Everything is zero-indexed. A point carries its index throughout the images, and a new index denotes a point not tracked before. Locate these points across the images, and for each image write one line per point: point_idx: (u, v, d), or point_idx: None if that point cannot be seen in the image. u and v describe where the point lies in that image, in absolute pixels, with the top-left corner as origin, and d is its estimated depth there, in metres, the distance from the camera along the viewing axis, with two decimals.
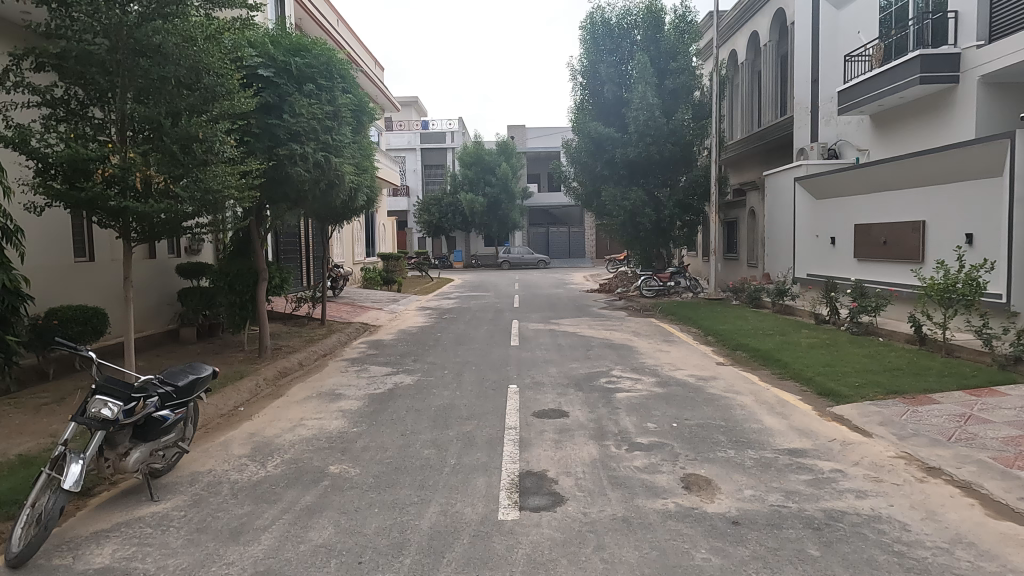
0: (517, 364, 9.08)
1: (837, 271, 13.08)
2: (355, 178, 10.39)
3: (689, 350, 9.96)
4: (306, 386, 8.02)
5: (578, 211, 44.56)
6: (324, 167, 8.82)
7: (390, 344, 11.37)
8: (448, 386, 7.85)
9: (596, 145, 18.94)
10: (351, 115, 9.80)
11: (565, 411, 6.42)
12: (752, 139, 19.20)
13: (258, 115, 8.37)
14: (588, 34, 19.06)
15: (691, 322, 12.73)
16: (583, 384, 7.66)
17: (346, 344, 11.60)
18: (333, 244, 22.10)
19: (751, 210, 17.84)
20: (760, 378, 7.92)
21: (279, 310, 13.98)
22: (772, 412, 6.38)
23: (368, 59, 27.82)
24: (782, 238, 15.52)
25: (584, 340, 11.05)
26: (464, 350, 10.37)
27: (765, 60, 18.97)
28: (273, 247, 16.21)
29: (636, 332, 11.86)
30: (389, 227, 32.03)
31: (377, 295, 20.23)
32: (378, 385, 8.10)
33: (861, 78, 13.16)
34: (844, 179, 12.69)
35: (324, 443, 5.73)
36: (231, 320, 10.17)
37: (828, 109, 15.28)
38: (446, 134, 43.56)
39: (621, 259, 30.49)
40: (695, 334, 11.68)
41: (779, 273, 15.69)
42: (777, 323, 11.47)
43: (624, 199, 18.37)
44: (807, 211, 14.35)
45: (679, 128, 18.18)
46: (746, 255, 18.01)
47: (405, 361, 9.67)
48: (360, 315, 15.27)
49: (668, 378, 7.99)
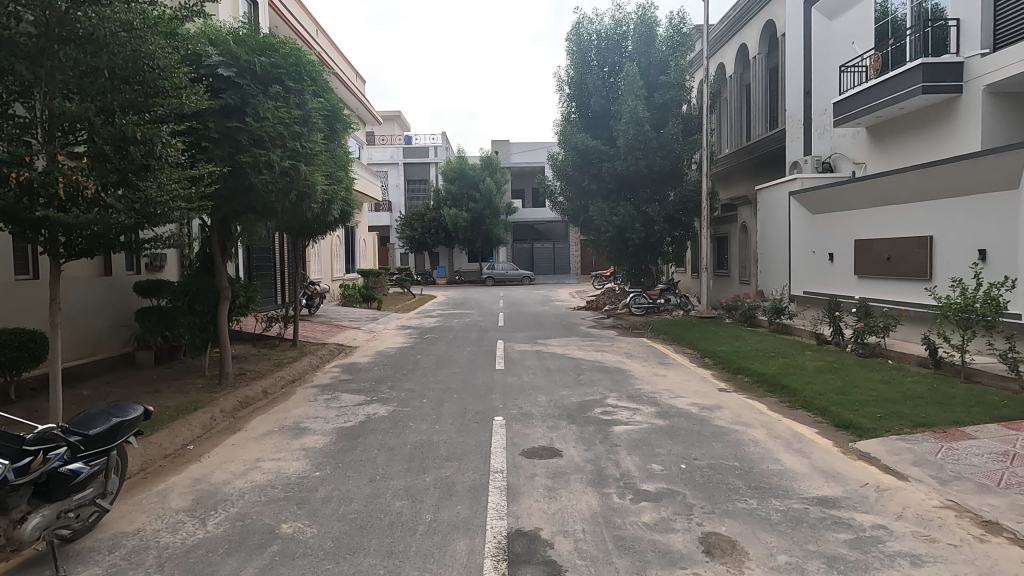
0: (502, 391, 8.32)
1: (837, 289, 12.52)
2: (327, 189, 9.63)
3: (686, 374, 9.26)
4: (268, 419, 7.19)
5: (563, 226, 44.06)
6: (292, 176, 8.08)
7: (365, 368, 10.55)
8: (427, 417, 7.06)
9: (583, 159, 18.36)
10: (323, 122, 9.07)
11: (558, 450, 5.68)
12: (742, 153, 18.77)
13: (217, 118, 7.60)
14: (575, 45, 18.63)
15: (686, 343, 12.05)
16: (576, 415, 6.92)
17: (318, 368, 10.76)
18: (310, 260, 21.24)
19: (742, 225, 17.29)
20: (768, 408, 7.24)
21: (247, 330, 13.11)
22: (790, 450, 5.68)
23: (348, 71, 27.13)
24: (776, 254, 14.96)
25: (574, 363, 10.31)
26: (445, 375, 9.59)
27: (753, 73, 18.60)
28: (244, 263, 15.35)
29: (628, 354, 11.17)
30: (370, 243, 31.24)
31: (356, 313, 19.38)
32: (348, 417, 7.30)
33: (858, 89, 12.70)
34: (842, 192, 12.18)
35: (279, 492, 4.92)
36: (191, 343, 9.31)
37: (822, 122, 14.85)
38: (429, 149, 42.96)
39: (607, 275, 29.94)
40: (691, 356, 11.00)
41: (773, 290, 15.11)
42: (777, 344, 10.83)
43: (613, 214, 17.75)
44: (802, 227, 13.83)
45: (669, 141, 17.61)
46: (738, 271, 17.45)
47: (381, 388, 8.88)
48: (335, 336, 14.42)
49: (669, 407, 7.27)
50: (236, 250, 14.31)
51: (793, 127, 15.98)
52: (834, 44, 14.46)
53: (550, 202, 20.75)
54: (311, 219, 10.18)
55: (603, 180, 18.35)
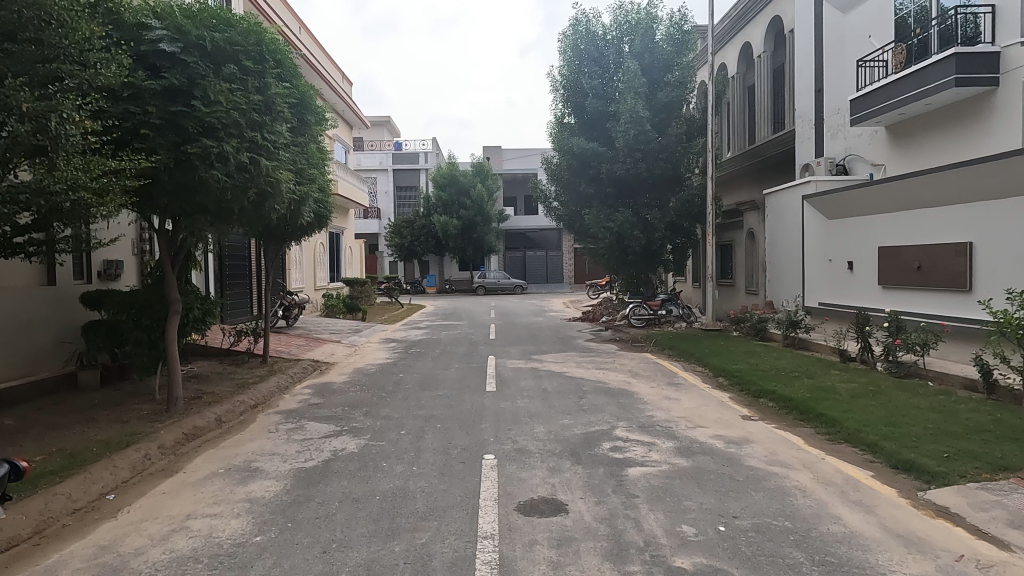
0: (494, 420, 7.19)
1: (858, 300, 11.54)
2: (297, 188, 8.59)
3: (702, 398, 8.18)
4: (215, 458, 6.04)
5: (557, 234, 43.02)
6: (250, 170, 7.03)
7: (340, 389, 9.40)
8: (404, 455, 5.95)
9: (580, 162, 17.37)
10: (290, 111, 8.02)
11: (563, 504, 4.58)
12: (747, 156, 17.86)
13: (160, 101, 6.49)
14: (571, 42, 17.62)
15: (696, 359, 11.00)
16: (581, 453, 5.83)
17: (287, 389, 9.61)
18: (291, 267, 20.07)
19: (749, 231, 16.26)
20: (806, 442, 6.17)
21: (211, 345, 11.94)
22: (849, 503, 4.60)
23: (334, 72, 26.09)
24: (788, 263, 13.96)
25: (575, 383, 9.21)
26: (429, 399, 8.47)
27: (759, 73, 17.77)
28: (214, 269, 14.21)
29: (633, 372, 10.10)
30: (357, 251, 30.03)
31: (338, 324, 18.20)
32: (311, 453, 6.17)
33: (880, 84, 11.78)
34: (863, 195, 11.23)
35: (203, 568, 3.77)
36: (140, 364, 8.14)
37: (835, 122, 13.97)
38: (419, 155, 41.87)
39: (603, 285, 28.96)
40: (703, 375, 9.95)
41: (784, 300, 14.09)
42: (799, 363, 9.79)
43: (611, 219, 16.77)
44: (817, 232, 12.85)
45: (671, 143, 16.64)
46: (744, 281, 16.43)
47: (354, 415, 7.73)
48: (312, 350, 13.24)
49: (690, 442, 6.18)
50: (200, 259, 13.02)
51: (803, 128, 15.06)
52: (848, 39, 13.56)
53: (544, 207, 19.73)
54: (278, 221, 9.12)
55: (601, 184, 17.37)
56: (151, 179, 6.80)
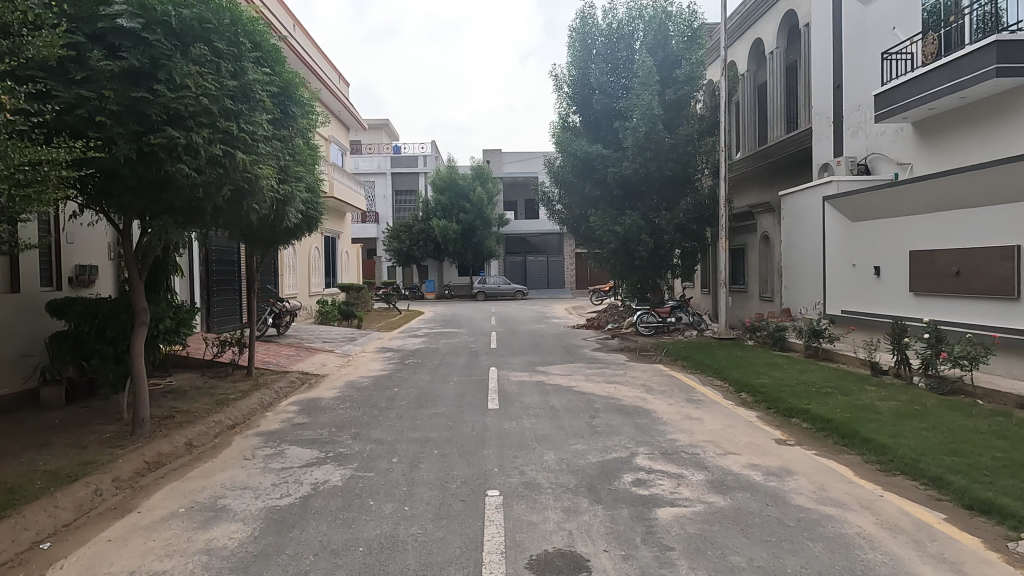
0: (498, 445, 6.39)
1: (887, 308, 10.77)
2: (284, 185, 7.85)
3: (727, 419, 7.38)
4: (177, 494, 5.24)
5: (557, 239, 42.28)
6: (224, 163, 6.29)
7: (328, 406, 8.59)
8: (396, 490, 5.15)
9: (586, 164, 16.66)
10: (270, 100, 7.27)
11: (584, 560, 3.79)
12: (758, 157, 17.15)
13: (117, 85, 5.71)
14: (578, 38, 16.90)
15: (713, 372, 10.21)
16: (600, 489, 5.03)
17: (271, 405, 8.80)
18: (283, 273, 19.26)
19: (763, 235, 15.48)
20: (857, 474, 5.38)
21: (192, 356, 11.20)
22: (931, 558, 3.80)
23: (331, 73, 25.44)
24: (806, 268, 13.18)
25: (585, 400, 8.41)
26: (425, 418, 7.67)
27: (771, 70, 17.07)
28: (199, 273, 13.49)
29: (647, 387, 9.30)
30: (354, 256, 29.21)
31: (332, 333, 17.38)
32: (288, 487, 5.37)
33: (908, 78, 11.07)
34: (892, 195, 10.48)
35: None
36: (108, 381, 7.37)
37: (856, 119, 13.25)
38: (418, 159, 41.18)
39: (606, 290, 28.19)
40: (723, 389, 9.17)
41: (803, 308, 13.31)
42: (828, 377, 9.00)
43: (618, 223, 16.04)
44: (839, 236, 12.09)
45: (681, 142, 15.89)
46: (757, 287, 15.63)
47: (342, 438, 6.93)
48: (302, 361, 12.42)
49: (724, 474, 5.38)
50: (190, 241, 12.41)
51: (822, 126, 14.30)
52: (870, 32, 12.84)
53: (547, 210, 18.99)
54: (262, 222, 8.37)
55: (608, 186, 16.68)
56: (111, 174, 6.04)
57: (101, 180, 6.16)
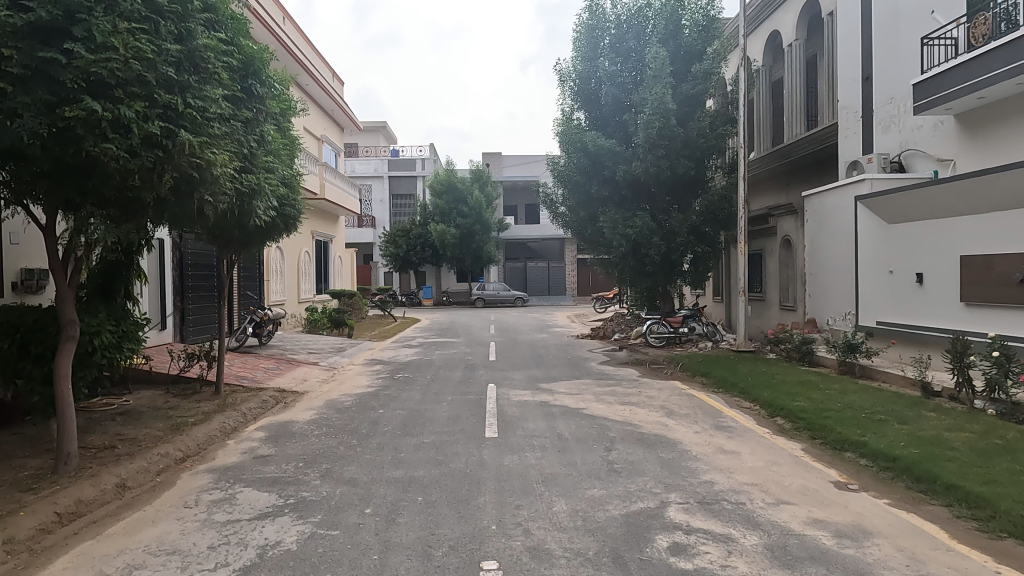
0: (496, 490, 5.23)
1: (931, 319, 9.68)
2: (249, 178, 6.81)
3: (769, 453, 6.21)
4: (82, 562, 4.07)
5: (558, 245, 41.13)
6: (165, 145, 5.23)
7: (299, 433, 7.41)
8: (366, 559, 3.98)
9: (593, 162, 15.60)
10: (228, 73, 6.20)
11: None
12: (776, 156, 16.09)
13: (22, 43, 4.63)
14: (584, 29, 15.86)
15: (740, 392, 9.07)
16: (629, 560, 3.88)
17: (236, 431, 7.63)
18: (269, 278, 18.10)
19: (784, 239, 14.31)
20: (956, 537, 4.23)
21: (157, 370, 10.08)
22: None
23: (324, 71, 24.44)
24: (834, 275, 12.06)
25: (598, 428, 7.22)
26: (411, 450, 6.51)
27: (789, 64, 16.00)
28: (172, 280, 12.49)
29: (667, 411, 8.15)
30: (348, 261, 28.06)
31: (320, 343, 16.19)
32: (228, 551, 4.20)
33: (952, 63, 9.99)
34: (937, 193, 9.41)
35: None
36: (36, 404, 6.24)
37: (888, 112, 12.19)
38: (416, 162, 40.13)
39: (610, 297, 27.06)
40: (755, 413, 8.02)
41: (830, 319, 12.17)
42: (875, 399, 7.85)
43: (628, 224, 14.98)
44: (873, 240, 11.00)
45: (696, 138, 14.86)
46: (777, 295, 14.46)
47: (308, 477, 5.75)
48: (280, 376, 11.26)
49: (784, 537, 4.20)
50: (155, 239, 11.52)
51: (849, 121, 13.20)
52: (904, 17, 11.77)
53: (550, 213, 17.87)
54: (223, 220, 7.30)
55: (616, 186, 15.63)
56: (21, 156, 4.95)
57: (12, 163, 5.08)
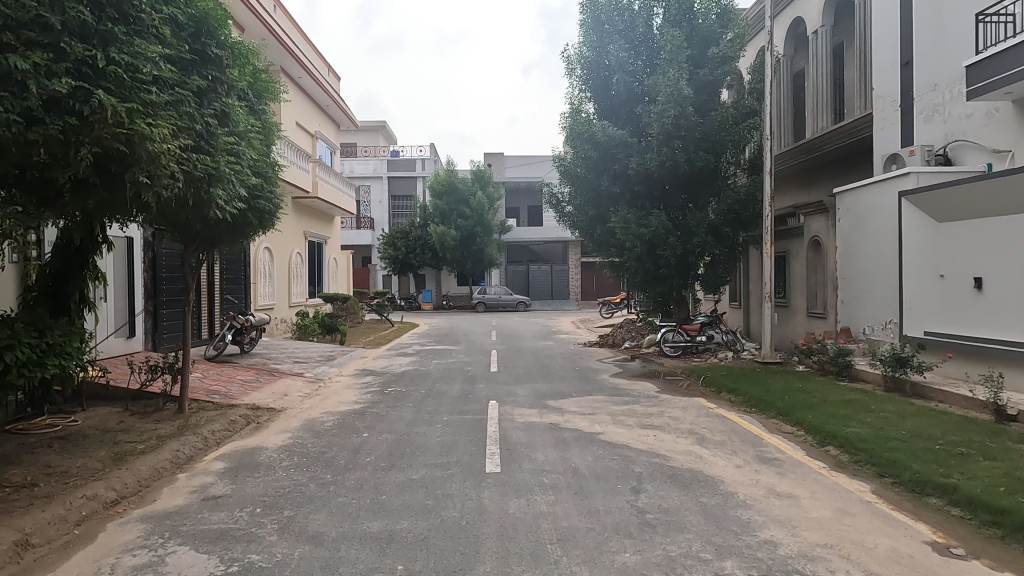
0: (500, 553, 4.06)
1: (992, 329, 8.55)
2: (208, 161, 5.76)
3: (836, 499, 5.04)
4: None
5: (561, 247, 39.88)
6: (80, 111, 4.24)
7: (265, 465, 6.25)
8: None
9: (603, 157, 14.53)
10: (170, 29, 5.17)
11: None
12: (800, 151, 14.95)
13: None
14: (590, 13, 14.76)
15: (778, 414, 7.91)
16: None
17: (192, 460, 6.45)
18: (256, 281, 16.93)
19: (812, 240, 13.08)
20: None
21: (116, 384, 8.96)
22: None
23: (318, 65, 23.30)
24: (873, 280, 10.91)
25: (621, 461, 6.05)
26: (395, 490, 5.35)
27: (815, 52, 14.84)
28: (144, 282, 11.41)
29: (698, 438, 6.98)
30: (343, 264, 26.89)
31: (308, 351, 15.03)
32: None
33: (1014, 41, 8.82)
34: (995, 186, 8.32)
35: None
36: None
37: (930, 100, 11.05)
38: (415, 162, 39.03)
39: (616, 302, 25.92)
40: (801, 441, 6.86)
41: (869, 328, 10.98)
42: (945, 426, 6.68)
43: (643, 223, 13.90)
44: (917, 240, 9.89)
45: (715, 129, 13.80)
46: (804, 301, 13.27)
47: (265, 529, 4.59)
48: (258, 390, 10.11)
49: None
50: (111, 237, 10.48)
51: (885, 111, 12.05)
52: None
53: (556, 213, 16.70)
54: (180, 212, 6.28)
55: (628, 182, 14.55)
56: None
57: None
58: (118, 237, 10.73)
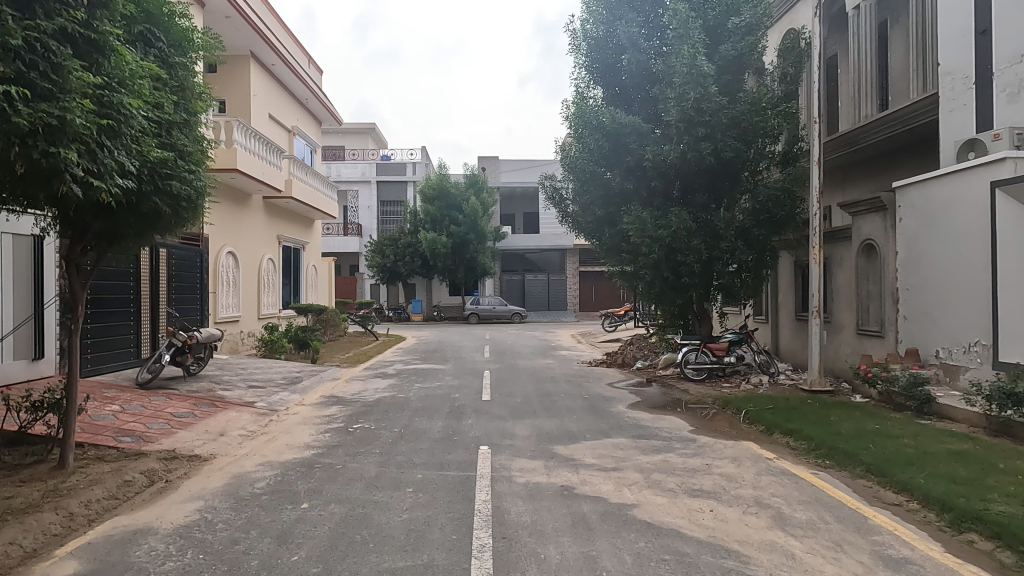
0: None
1: None
2: (40, 104, 3.78)
3: None
4: None
5: (559, 256, 37.82)
6: None
7: (135, 569, 4.10)
8: None
9: (613, 147, 12.54)
10: None
11: None
12: (838, 143, 12.96)
13: None
14: None
15: (872, 474, 5.83)
16: None
17: (31, 558, 4.30)
18: (214, 289, 14.77)
19: (863, 244, 11.01)
20: None
21: None
22: None
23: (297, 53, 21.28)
24: (951, 291, 8.89)
25: (677, 569, 3.95)
26: None
27: (855, 32, 12.88)
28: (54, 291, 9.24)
29: (777, 517, 4.89)
30: (325, 272, 24.73)
31: (271, 372, 12.88)
32: None
33: None
34: None
35: None
36: None
37: (1017, 74, 9.09)
38: (406, 166, 36.91)
39: (622, 315, 23.81)
40: (925, 523, 4.77)
41: (948, 349, 8.92)
42: None
43: (660, 224, 11.91)
44: (1013, 241, 7.94)
45: (744, 114, 11.75)
46: (854, 316, 11.22)
47: None
48: (186, 428, 7.96)
49: None
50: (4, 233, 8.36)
51: (953, 89, 10.03)
52: None
53: (558, 212, 14.74)
54: (25, 190, 4.31)
55: (643, 177, 12.56)
56: None
57: None
58: (16, 236, 8.61)
